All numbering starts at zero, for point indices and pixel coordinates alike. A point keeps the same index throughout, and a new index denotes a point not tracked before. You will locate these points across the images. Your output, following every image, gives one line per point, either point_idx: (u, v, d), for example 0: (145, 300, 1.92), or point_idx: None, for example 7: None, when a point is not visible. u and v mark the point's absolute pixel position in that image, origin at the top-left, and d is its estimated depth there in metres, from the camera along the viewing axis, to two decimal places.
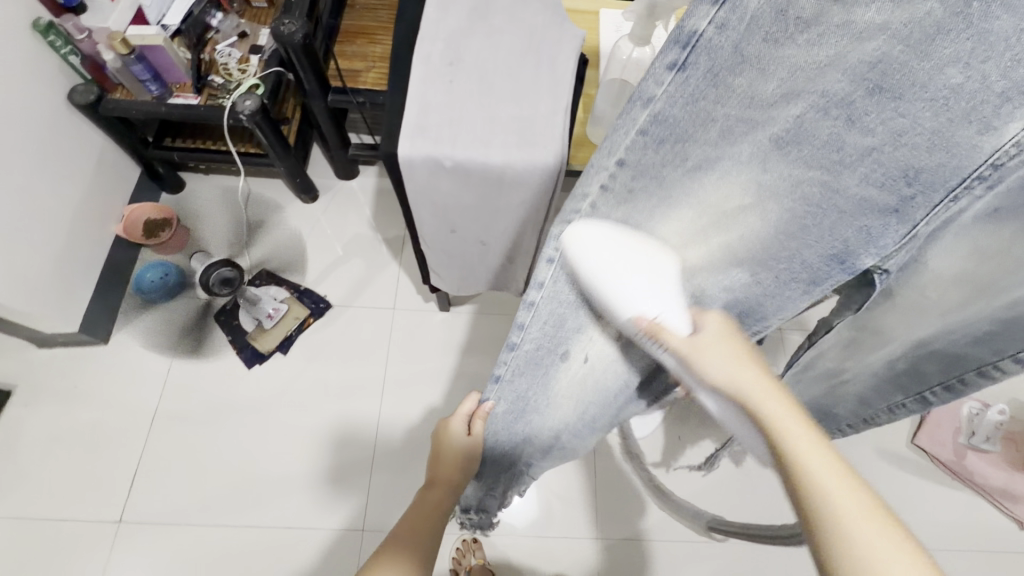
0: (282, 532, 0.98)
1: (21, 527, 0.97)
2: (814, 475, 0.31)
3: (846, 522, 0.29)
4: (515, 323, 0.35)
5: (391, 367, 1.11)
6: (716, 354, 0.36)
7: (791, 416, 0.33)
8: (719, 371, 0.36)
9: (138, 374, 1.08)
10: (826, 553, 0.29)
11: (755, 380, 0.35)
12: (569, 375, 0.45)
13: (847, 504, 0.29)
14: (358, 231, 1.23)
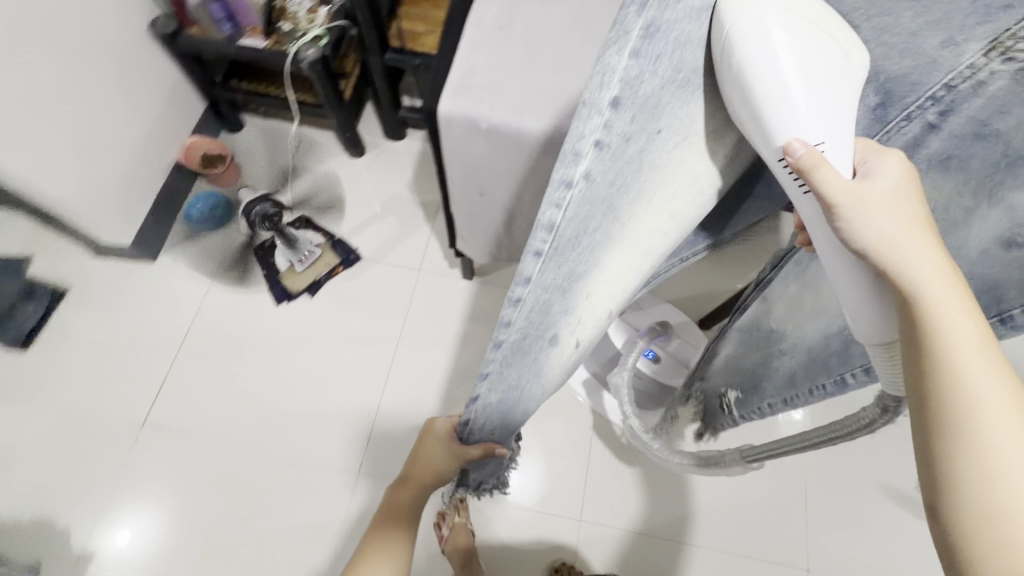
0: (285, 460, 1.04)
1: (58, 412, 1.06)
2: (958, 352, 0.29)
3: (980, 400, 0.28)
4: (500, 321, 0.32)
5: (408, 324, 1.15)
6: (883, 212, 0.32)
7: (949, 294, 0.30)
8: (878, 236, 0.32)
9: (178, 294, 1.16)
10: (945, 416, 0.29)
11: (920, 246, 0.31)
12: (555, 357, 0.43)
13: (985, 381, 0.29)
14: (397, 191, 1.27)
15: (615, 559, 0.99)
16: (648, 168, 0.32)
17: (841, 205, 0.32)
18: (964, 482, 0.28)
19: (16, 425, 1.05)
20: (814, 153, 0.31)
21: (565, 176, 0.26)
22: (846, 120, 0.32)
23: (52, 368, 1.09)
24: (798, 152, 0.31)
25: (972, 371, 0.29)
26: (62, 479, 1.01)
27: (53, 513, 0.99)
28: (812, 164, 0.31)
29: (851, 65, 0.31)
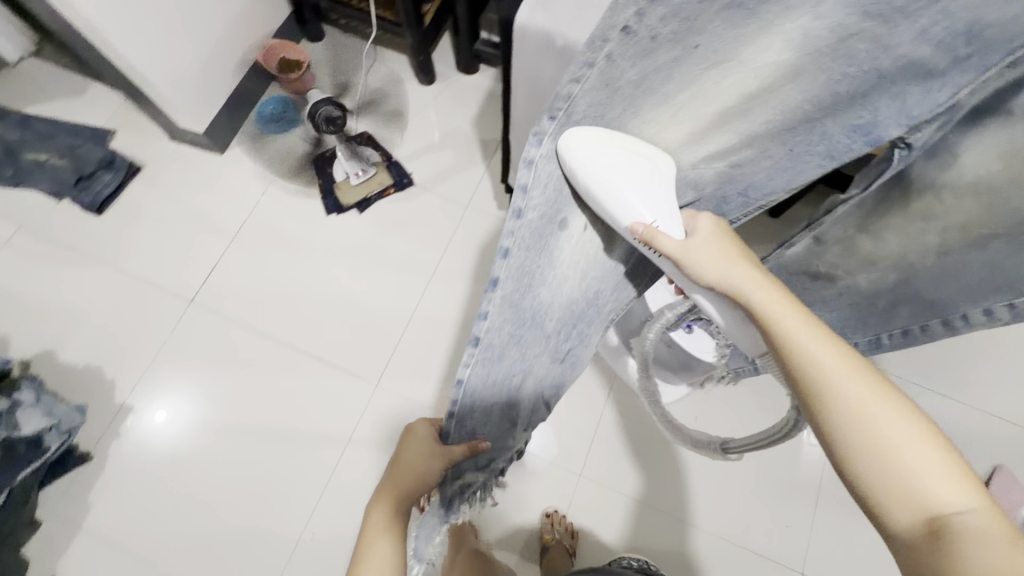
0: (311, 360, 1.09)
1: (120, 275, 1.14)
2: (802, 346, 0.41)
3: (835, 377, 0.39)
4: (520, 183, 0.42)
5: (447, 256, 1.15)
6: (707, 253, 0.47)
7: (774, 306, 0.43)
8: (710, 271, 0.47)
9: (239, 188, 1.21)
10: (825, 403, 0.39)
11: (739, 273, 0.46)
12: (575, 243, 0.50)
13: (831, 362, 0.40)
14: (460, 125, 1.26)
15: (607, 520, 1.00)
16: (669, 72, 0.45)
17: (680, 256, 0.47)
18: (854, 449, 0.37)
19: (83, 279, 1.14)
20: (651, 228, 0.45)
21: (589, 55, 0.41)
22: (664, 199, 0.46)
23: (119, 235, 1.17)
24: (642, 230, 0.45)
25: (808, 347, 0.41)
26: (113, 337, 1.10)
27: (103, 362, 1.08)
28: (651, 235, 0.45)
29: (659, 163, 0.46)
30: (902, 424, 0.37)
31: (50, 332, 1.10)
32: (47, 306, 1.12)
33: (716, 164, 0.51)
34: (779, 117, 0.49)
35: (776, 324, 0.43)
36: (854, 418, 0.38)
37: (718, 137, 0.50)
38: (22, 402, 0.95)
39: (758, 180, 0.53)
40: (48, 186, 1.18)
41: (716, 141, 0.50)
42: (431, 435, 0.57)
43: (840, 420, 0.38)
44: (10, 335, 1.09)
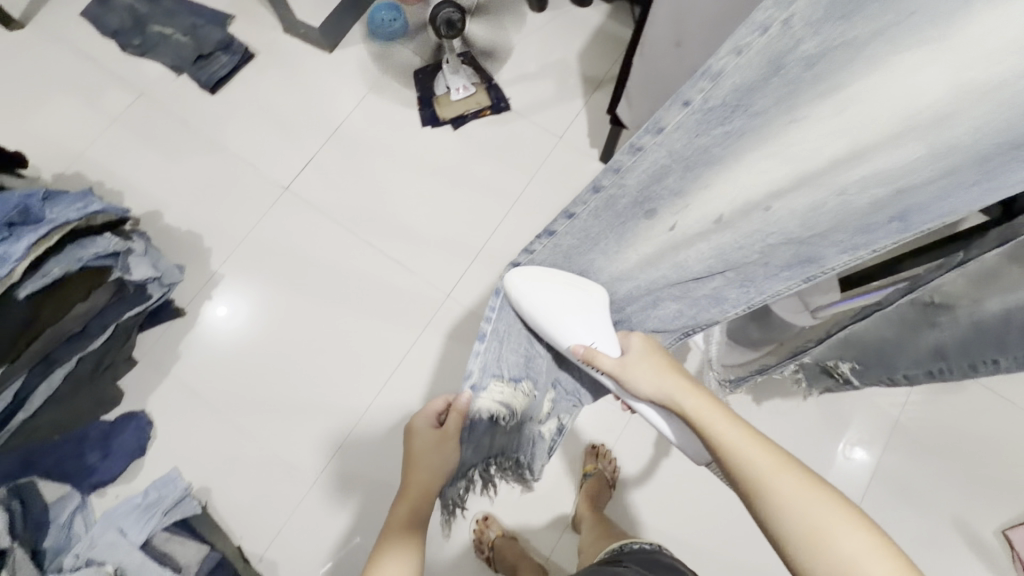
0: (388, 262, 1.13)
1: (224, 154, 1.21)
2: (727, 446, 0.49)
3: (761, 474, 0.46)
4: (615, 163, 0.48)
5: (532, 185, 1.16)
6: (644, 369, 0.57)
7: (704, 409, 0.52)
8: (649, 386, 0.57)
9: (340, 89, 1.24)
10: (761, 502, 0.45)
11: (674, 383, 0.56)
12: (653, 239, 0.55)
13: (757, 460, 0.46)
14: (564, 56, 1.24)
15: (648, 462, 1.03)
16: (853, 54, 0.38)
17: (620, 372, 0.58)
18: (796, 546, 0.42)
19: (192, 152, 1.21)
20: (589, 349, 0.59)
21: (766, 19, 0.38)
22: (601, 322, 0.60)
23: (226, 116, 1.23)
24: (580, 349, 0.59)
25: (732, 446, 0.48)
26: (212, 209, 1.17)
27: (202, 231, 1.16)
28: (590, 355, 0.59)
29: (592, 292, 0.59)
30: (824, 509, 0.42)
31: (159, 193, 1.18)
32: (160, 169, 1.20)
33: (878, 186, 0.43)
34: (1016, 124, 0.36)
35: (710, 434, 0.50)
36: (789, 513, 0.43)
37: (892, 149, 0.41)
38: (134, 249, 0.99)
39: (918, 205, 0.42)
40: (171, 60, 1.25)
41: (893, 152, 0.41)
42: (433, 425, 0.62)
43: (778, 518, 0.44)
44: (124, 191, 1.18)
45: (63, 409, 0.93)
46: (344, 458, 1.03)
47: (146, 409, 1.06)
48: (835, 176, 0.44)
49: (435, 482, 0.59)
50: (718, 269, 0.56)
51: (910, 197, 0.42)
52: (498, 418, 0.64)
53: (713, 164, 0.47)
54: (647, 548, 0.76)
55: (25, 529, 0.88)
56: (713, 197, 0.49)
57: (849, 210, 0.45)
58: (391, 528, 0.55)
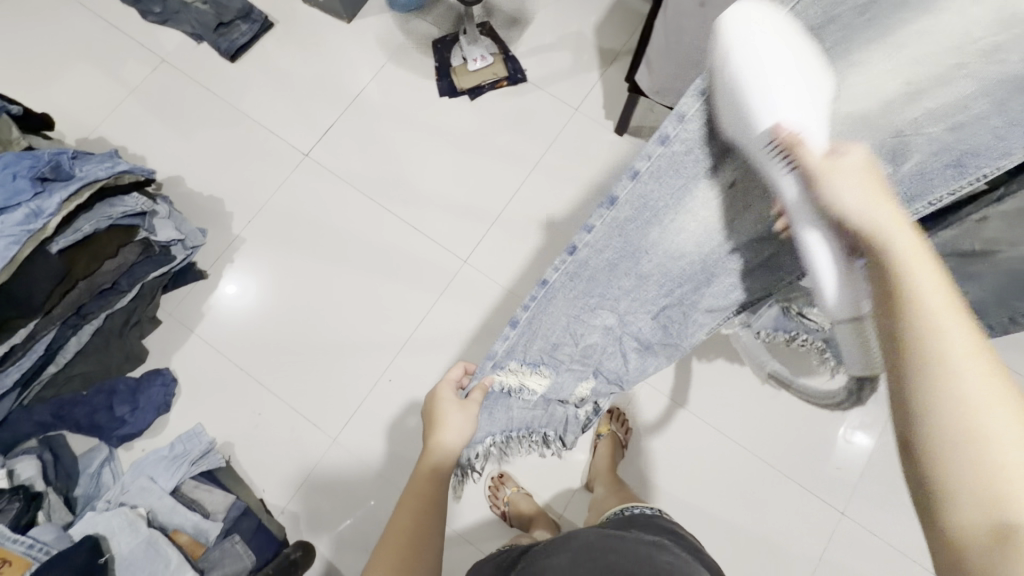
0: (406, 228, 1.15)
1: (245, 121, 1.22)
2: (925, 297, 0.33)
3: (948, 348, 0.31)
4: (679, 108, 0.45)
5: (548, 155, 1.18)
6: (856, 182, 0.40)
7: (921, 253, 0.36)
8: (851, 200, 0.40)
9: (358, 60, 1.25)
10: (918, 367, 0.32)
11: (889, 214, 0.38)
12: (705, 200, 0.51)
13: (953, 329, 0.31)
14: (581, 28, 1.25)
15: (659, 424, 1.06)
16: None
17: (817, 172, 0.42)
18: (934, 432, 0.30)
19: (213, 119, 1.23)
20: (796, 134, 0.42)
21: None
22: (817, 108, 0.42)
23: (246, 85, 1.25)
24: (786, 130, 0.42)
25: (929, 299, 0.33)
26: (234, 176, 1.19)
27: (224, 197, 1.18)
28: (795, 138, 0.42)
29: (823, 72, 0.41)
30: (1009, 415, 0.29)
31: (180, 159, 1.21)
32: (182, 136, 1.22)
33: (932, 124, 0.44)
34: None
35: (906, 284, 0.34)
36: (961, 401, 0.30)
37: (948, 85, 0.42)
38: (159, 212, 1.01)
39: (976, 144, 0.44)
40: (192, 28, 1.26)
41: (945, 91, 0.42)
42: (452, 394, 0.63)
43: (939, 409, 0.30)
44: (147, 156, 1.21)
45: (93, 361, 0.96)
46: (365, 416, 1.05)
47: (170, 367, 1.09)
48: (891, 120, 0.44)
49: (446, 451, 0.61)
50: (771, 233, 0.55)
51: (956, 141, 0.45)
52: (516, 394, 0.63)
53: None
54: (647, 512, 0.73)
55: (57, 478, 0.94)
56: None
57: (906, 150, 0.46)
58: (408, 495, 0.59)
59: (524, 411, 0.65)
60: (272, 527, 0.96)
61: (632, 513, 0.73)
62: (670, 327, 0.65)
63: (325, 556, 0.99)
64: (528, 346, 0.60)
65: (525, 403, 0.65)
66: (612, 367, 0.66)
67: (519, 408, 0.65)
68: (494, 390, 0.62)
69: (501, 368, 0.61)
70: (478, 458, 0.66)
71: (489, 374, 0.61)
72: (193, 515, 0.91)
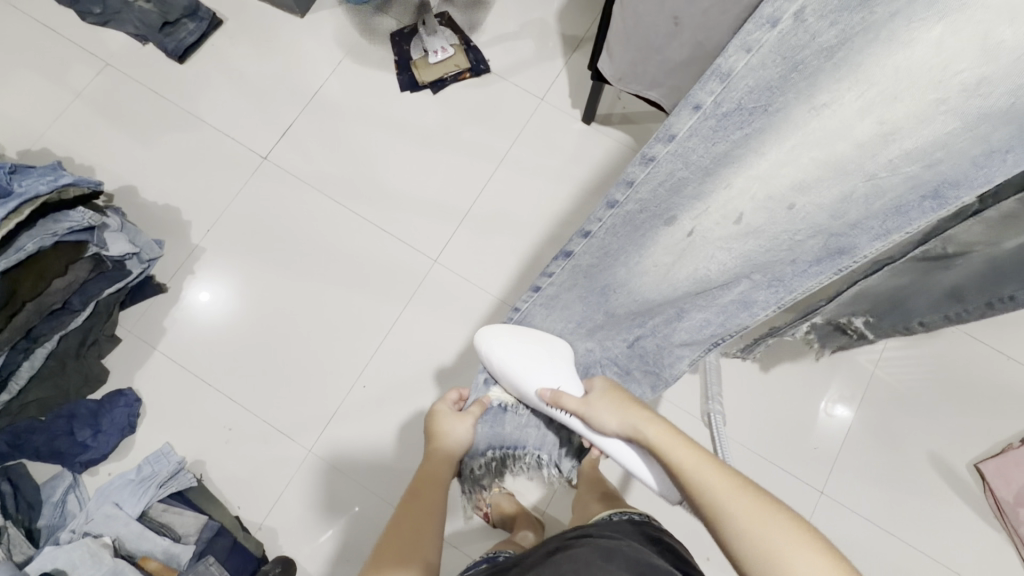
0: (373, 230, 1.12)
1: (198, 125, 1.17)
2: (690, 470, 0.50)
3: (720, 499, 0.47)
4: (546, 271, 0.60)
5: (515, 148, 1.15)
6: (608, 404, 0.58)
7: (668, 439, 0.53)
8: (614, 417, 0.57)
9: (313, 55, 1.20)
10: (717, 521, 0.46)
11: (640, 415, 0.56)
12: (669, 245, 0.58)
13: (714, 486, 0.48)
14: (544, 15, 1.21)
15: None
16: (842, 59, 0.43)
17: (585, 410, 0.59)
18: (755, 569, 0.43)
19: (164, 124, 1.17)
20: (555, 391, 0.61)
21: (776, 15, 0.40)
22: (562, 368, 0.64)
23: (197, 86, 1.19)
24: (548, 394, 0.61)
25: (691, 469, 0.50)
26: (188, 184, 1.14)
27: (180, 206, 1.13)
28: (558, 395, 0.61)
29: (552, 345, 0.65)
30: (780, 529, 0.43)
31: (134, 167, 1.15)
32: (131, 143, 1.16)
33: (909, 165, 0.48)
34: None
35: (675, 463, 0.51)
36: (752, 534, 0.44)
37: (923, 126, 0.46)
38: (109, 225, 0.96)
39: (946, 179, 0.49)
40: (135, 29, 1.19)
41: (922, 130, 0.46)
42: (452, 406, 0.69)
43: (734, 537, 0.45)
44: (95, 166, 1.15)
45: (49, 386, 0.91)
46: (340, 425, 1.03)
47: (134, 387, 1.05)
48: (869, 160, 0.49)
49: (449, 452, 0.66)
50: (744, 272, 0.60)
51: (932, 176, 0.49)
52: (512, 409, 0.68)
53: (733, 164, 0.50)
54: (635, 519, 0.71)
55: (18, 509, 0.90)
56: (735, 195, 0.53)
57: (883, 189, 0.50)
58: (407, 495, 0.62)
59: (526, 426, 0.68)
60: (250, 546, 0.94)
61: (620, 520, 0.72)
62: (647, 357, 0.69)
63: (306, 571, 0.97)
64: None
65: (522, 417, 0.68)
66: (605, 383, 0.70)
67: (515, 421, 0.68)
68: (493, 407, 0.68)
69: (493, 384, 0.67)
70: (482, 469, 0.71)
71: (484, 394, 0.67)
72: (162, 540, 0.89)
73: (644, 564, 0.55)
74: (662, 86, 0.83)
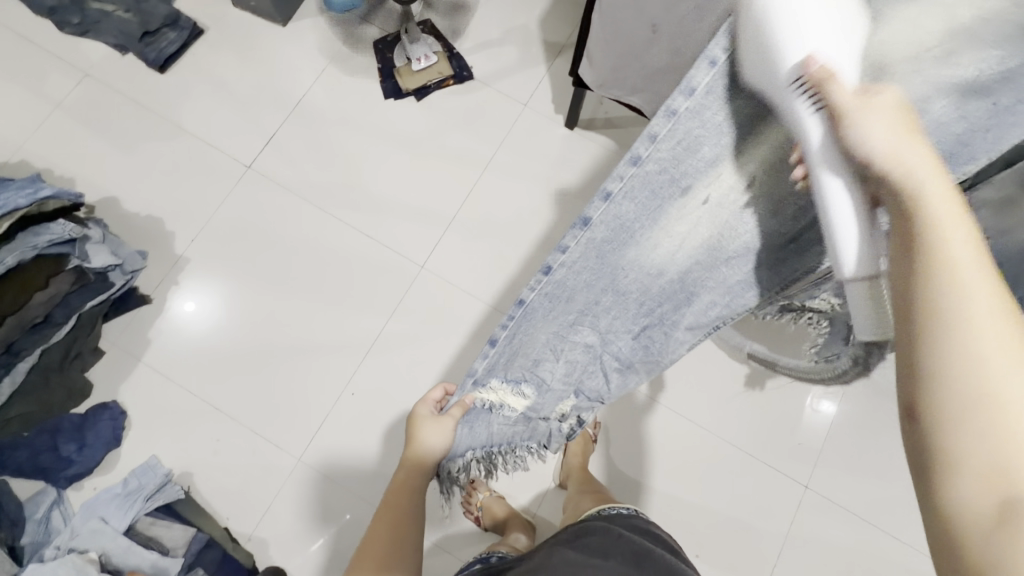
0: (359, 237, 1.12)
1: (180, 135, 1.17)
2: (953, 252, 0.31)
3: (962, 308, 0.30)
4: (561, 243, 0.53)
5: (500, 153, 1.16)
6: (889, 118, 0.37)
7: (950, 209, 0.33)
8: (882, 135, 0.37)
9: (296, 63, 1.21)
10: (924, 327, 0.31)
11: (920, 154, 0.36)
12: (686, 215, 0.55)
13: (971, 289, 0.30)
14: (526, 22, 1.23)
15: (630, 416, 1.06)
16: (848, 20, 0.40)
17: (851, 106, 0.38)
18: (939, 396, 0.30)
19: (146, 134, 1.17)
20: (824, 71, 0.39)
21: None
22: (844, 49, 0.40)
23: (179, 95, 1.19)
24: (817, 65, 0.39)
25: (955, 252, 0.31)
26: (171, 194, 1.14)
27: (163, 216, 1.13)
28: (826, 74, 0.39)
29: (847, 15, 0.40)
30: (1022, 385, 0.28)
31: (116, 177, 1.14)
32: (112, 153, 1.15)
33: None
34: (1006, 50, 0.42)
35: (930, 231, 0.33)
36: (967, 369, 0.29)
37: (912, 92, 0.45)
38: (91, 237, 0.95)
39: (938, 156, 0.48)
40: (115, 39, 1.19)
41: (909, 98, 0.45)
42: (430, 411, 0.68)
43: (937, 357, 0.30)
44: (76, 177, 1.14)
45: (33, 401, 0.89)
46: (330, 432, 1.03)
47: (119, 400, 1.03)
48: None
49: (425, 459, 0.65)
50: (750, 246, 0.60)
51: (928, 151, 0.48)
52: (497, 410, 0.64)
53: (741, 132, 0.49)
54: (624, 512, 0.73)
55: None
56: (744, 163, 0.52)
57: None
58: (384, 509, 0.63)
59: (516, 430, 0.66)
60: (240, 557, 0.94)
61: (608, 513, 0.73)
62: (650, 344, 0.67)
63: None
64: (509, 365, 0.62)
65: (507, 422, 0.65)
66: (593, 386, 0.68)
67: (496, 427, 0.65)
68: (475, 407, 0.64)
69: (480, 387, 0.63)
70: (461, 471, 0.68)
71: (467, 393, 0.64)
72: (151, 554, 0.89)
73: (641, 556, 0.58)
74: (642, 92, 0.85)
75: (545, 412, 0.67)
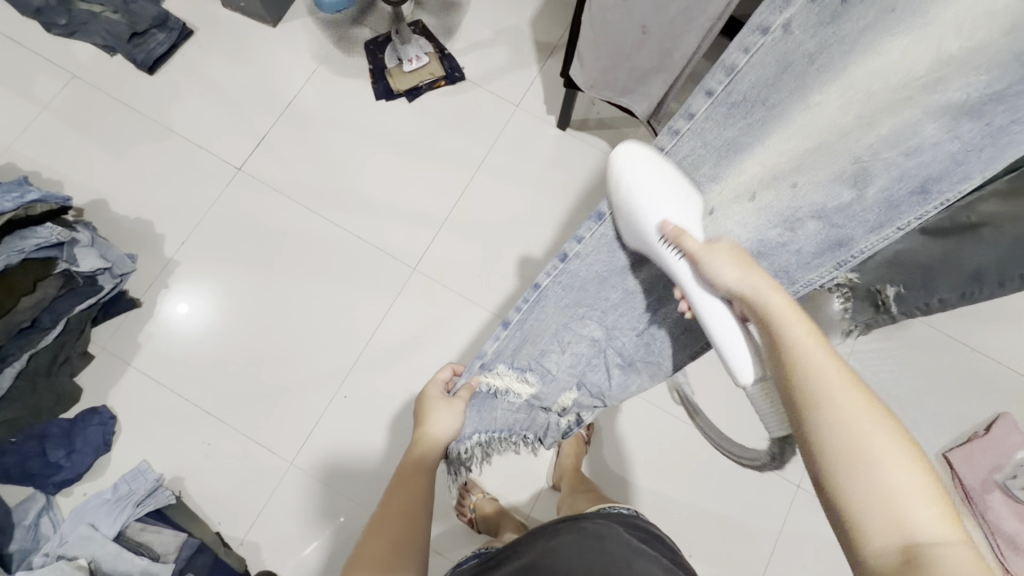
0: (350, 238, 1.11)
1: (169, 137, 1.16)
2: (806, 355, 0.42)
3: (825, 392, 0.40)
4: (578, 233, 0.60)
5: (492, 154, 1.16)
6: (728, 258, 0.51)
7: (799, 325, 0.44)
8: (730, 273, 0.51)
9: (286, 64, 1.20)
10: (804, 402, 0.40)
11: (772, 296, 0.47)
12: None
13: (822, 375, 0.40)
14: (518, 23, 1.22)
15: (624, 415, 1.06)
16: (832, 62, 0.47)
17: (700, 254, 0.53)
18: (835, 463, 0.38)
19: (135, 135, 1.16)
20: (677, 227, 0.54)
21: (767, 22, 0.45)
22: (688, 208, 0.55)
23: (169, 96, 1.18)
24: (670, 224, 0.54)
25: (802, 347, 0.42)
26: (160, 196, 1.13)
27: (152, 218, 1.12)
28: (678, 232, 0.54)
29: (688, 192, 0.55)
30: (886, 441, 0.37)
31: (104, 179, 1.13)
32: (100, 155, 1.14)
33: (887, 150, 0.53)
34: (989, 77, 0.46)
35: (784, 338, 0.44)
36: (844, 436, 0.38)
37: (895, 117, 0.50)
38: (79, 240, 0.94)
39: (932, 176, 0.53)
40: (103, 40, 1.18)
41: (894, 120, 0.51)
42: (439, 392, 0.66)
43: (823, 426, 0.39)
44: (63, 179, 1.13)
45: (20, 406, 0.88)
46: (322, 435, 1.02)
47: (109, 404, 1.02)
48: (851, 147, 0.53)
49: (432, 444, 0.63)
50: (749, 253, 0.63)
51: (926, 169, 0.53)
52: (502, 395, 0.68)
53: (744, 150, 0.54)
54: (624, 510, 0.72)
55: None
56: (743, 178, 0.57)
57: (868, 173, 0.55)
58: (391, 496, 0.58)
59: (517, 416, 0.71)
60: (231, 562, 0.94)
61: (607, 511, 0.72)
62: (651, 347, 0.69)
63: None
64: (516, 352, 0.66)
65: (512, 408, 0.70)
66: (595, 381, 0.71)
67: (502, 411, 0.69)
68: (480, 392, 0.66)
69: (488, 370, 0.65)
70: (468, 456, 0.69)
71: (474, 376, 0.65)
72: (140, 559, 0.88)
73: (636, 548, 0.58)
74: (633, 93, 0.85)
75: (547, 400, 0.71)
